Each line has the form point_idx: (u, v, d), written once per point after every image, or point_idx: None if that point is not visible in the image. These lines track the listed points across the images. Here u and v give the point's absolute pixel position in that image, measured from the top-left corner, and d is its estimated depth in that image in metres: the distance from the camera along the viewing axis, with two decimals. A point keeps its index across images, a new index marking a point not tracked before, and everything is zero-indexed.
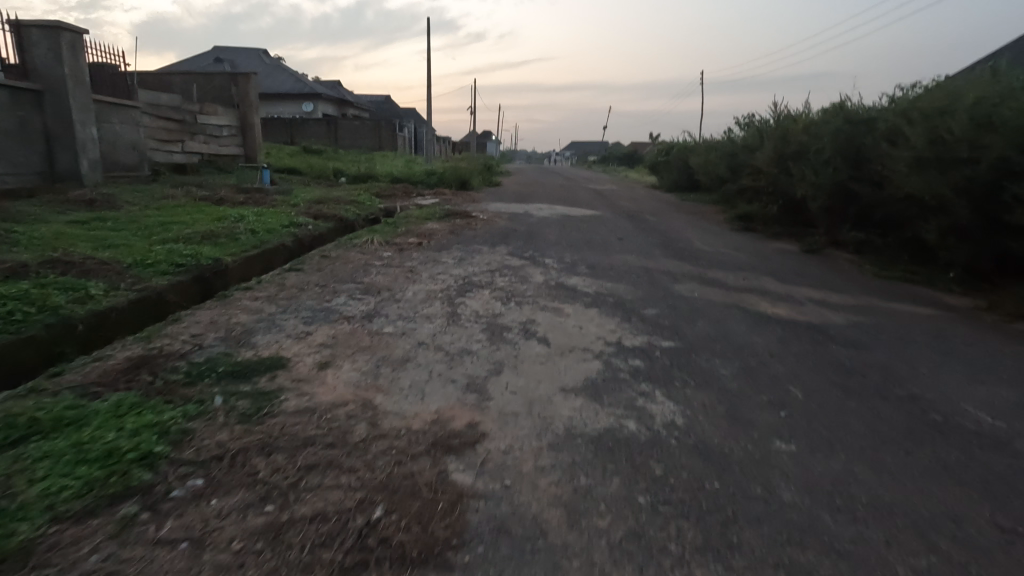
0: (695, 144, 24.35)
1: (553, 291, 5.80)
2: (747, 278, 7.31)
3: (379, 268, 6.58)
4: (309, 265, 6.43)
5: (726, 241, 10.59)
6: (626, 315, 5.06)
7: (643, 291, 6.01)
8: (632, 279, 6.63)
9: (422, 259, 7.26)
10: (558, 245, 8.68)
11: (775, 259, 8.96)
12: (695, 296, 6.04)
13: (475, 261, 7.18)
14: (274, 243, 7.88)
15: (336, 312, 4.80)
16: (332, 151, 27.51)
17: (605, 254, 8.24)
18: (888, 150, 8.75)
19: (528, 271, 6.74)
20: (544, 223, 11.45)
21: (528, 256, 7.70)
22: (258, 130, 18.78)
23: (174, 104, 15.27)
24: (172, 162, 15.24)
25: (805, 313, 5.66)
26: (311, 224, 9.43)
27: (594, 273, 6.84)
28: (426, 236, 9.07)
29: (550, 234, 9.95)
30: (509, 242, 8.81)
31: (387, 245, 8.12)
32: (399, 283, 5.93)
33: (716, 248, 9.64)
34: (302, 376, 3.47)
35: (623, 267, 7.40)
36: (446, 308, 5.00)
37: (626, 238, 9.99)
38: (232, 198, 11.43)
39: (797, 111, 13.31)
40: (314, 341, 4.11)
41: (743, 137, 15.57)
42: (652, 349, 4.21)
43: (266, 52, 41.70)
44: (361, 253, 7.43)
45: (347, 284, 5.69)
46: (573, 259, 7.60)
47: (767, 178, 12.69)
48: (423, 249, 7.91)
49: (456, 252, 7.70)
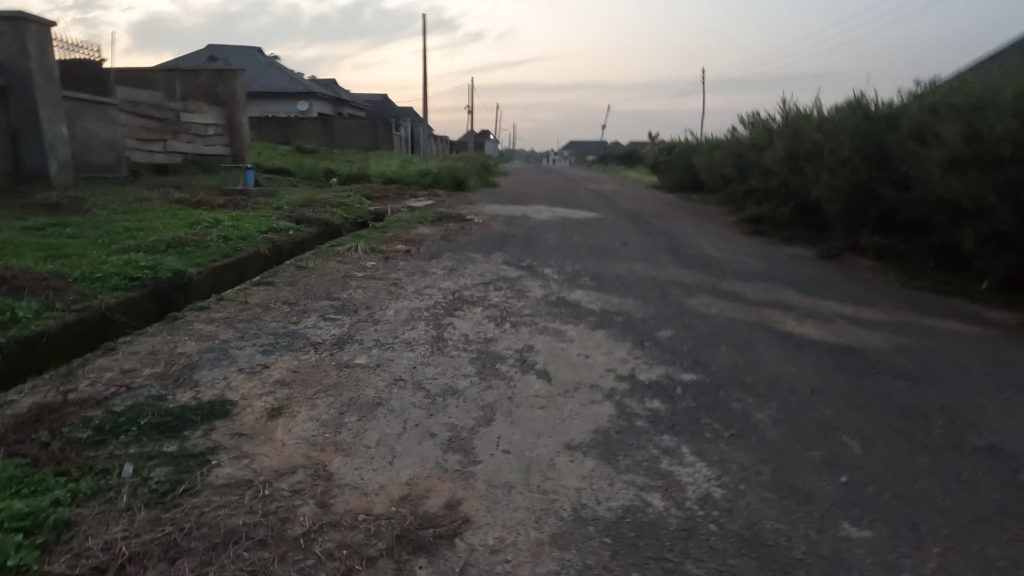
0: (697, 143, 23.72)
1: (554, 308, 5.15)
2: (766, 289, 6.66)
3: (361, 281, 5.93)
4: (281, 278, 5.77)
5: (737, 247, 9.94)
6: (638, 338, 4.40)
7: (654, 308, 5.36)
8: (642, 293, 5.96)
9: (409, 269, 6.61)
10: (558, 252, 8.04)
11: (792, 267, 8.31)
12: (714, 313, 5.38)
13: (467, 271, 6.52)
14: (248, 251, 7.22)
15: (302, 338, 4.14)
16: (324, 150, 26.80)
17: (609, 262, 7.60)
18: (915, 149, 8.12)
19: (525, 283, 6.10)
20: (542, 227, 10.80)
21: (525, 265, 7.05)
22: (245, 129, 18.08)
23: (155, 101, 14.58)
24: (152, 162, 14.56)
25: (839, 334, 5.01)
26: (291, 230, 8.77)
27: (598, 285, 6.19)
28: (415, 242, 8.42)
29: (549, 239, 9.31)
30: (504, 248, 8.16)
31: (372, 253, 7.46)
32: (380, 299, 5.26)
33: (727, 255, 8.99)
34: (244, 429, 2.81)
35: (630, 277, 6.75)
36: (430, 332, 4.34)
37: (631, 244, 9.32)
38: (211, 201, 10.77)
39: (808, 109, 12.66)
40: (269, 377, 3.44)
41: (750, 137, 14.95)
42: (673, 385, 3.55)
43: (260, 51, 40.99)
44: (342, 263, 6.78)
45: (321, 302, 5.03)
46: (574, 269, 6.95)
47: (778, 179, 12.04)
48: (411, 257, 7.26)
49: (447, 261, 7.05)
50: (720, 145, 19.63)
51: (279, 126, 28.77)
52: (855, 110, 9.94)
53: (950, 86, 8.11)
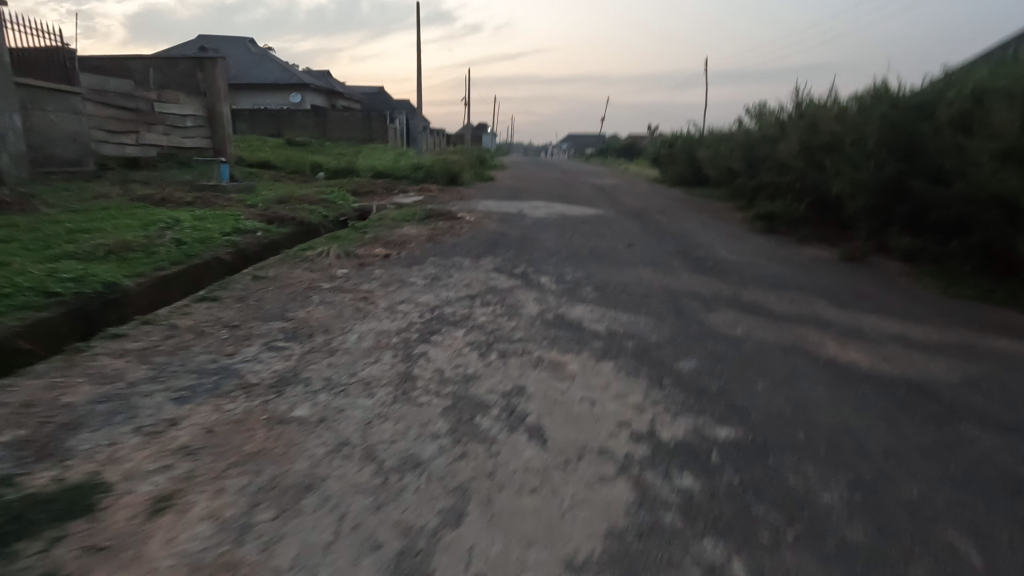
0: (701, 135, 22.83)
1: (552, 329, 4.30)
2: (795, 301, 5.82)
3: (325, 295, 5.07)
4: (231, 292, 4.91)
5: (752, 248, 9.10)
6: (656, 373, 3.56)
7: (669, 328, 4.52)
8: (654, 308, 5.11)
9: (385, 279, 5.75)
10: (556, 256, 7.19)
11: (817, 272, 7.47)
12: (741, 335, 4.55)
13: (453, 282, 5.66)
14: (204, 257, 6.36)
15: (233, 377, 3.28)
16: (315, 143, 25.85)
17: (613, 267, 6.77)
18: (955, 140, 7.27)
19: (518, 296, 5.24)
20: (539, 226, 9.95)
21: (518, 272, 6.22)
22: (227, 121, 17.13)
23: (126, 90, 13.65)
24: (123, 156, 13.65)
25: (894, 360, 4.18)
26: (260, 231, 7.88)
27: (602, 298, 5.35)
28: (397, 244, 7.56)
29: (546, 240, 8.46)
30: (496, 251, 7.32)
31: (345, 259, 6.60)
32: (344, 319, 4.41)
33: (743, 258, 8.14)
34: (106, 541, 1.97)
35: (638, 287, 5.89)
36: (397, 367, 3.50)
37: (637, 246, 8.47)
38: (179, 198, 9.88)
39: (826, 98, 11.77)
40: (174, 439, 2.61)
41: (760, 128, 14.05)
42: (706, 448, 2.70)
43: (252, 42, 39.91)
44: (309, 271, 5.91)
45: (271, 325, 4.17)
46: (575, 277, 6.09)
47: (793, 174, 11.17)
48: (389, 263, 6.41)
49: (430, 268, 6.20)
50: (727, 138, 18.72)
51: (270, 118, 27.77)
52: (881, 98, 9.07)
53: (996, 70, 7.27)
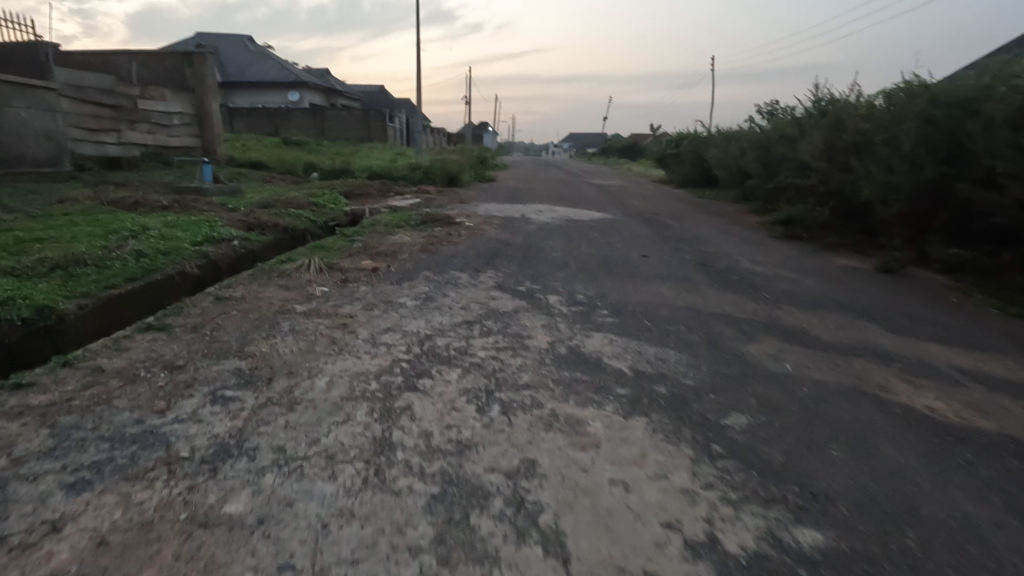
0: (709, 135, 22.11)
1: (566, 370, 3.54)
2: (841, 325, 5.06)
3: (297, 321, 4.32)
4: (186, 318, 4.17)
5: (777, 257, 8.33)
6: (702, 438, 2.81)
7: (705, 367, 3.76)
8: (684, 337, 4.35)
9: (371, 299, 4.99)
10: (565, 269, 6.44)
11: (855, 286, 6.72)
12: (792, 374, 3.79)
13: (448, 303, 4.91)
14: (168, 271, 5.63)
15: (158, 446, 2.54)
16: (311, 141, 25.09)
17: (629, 283, 6.03)
18: (1011, 140, 6.52)
19: (524, 322, 4.48)
20: (544, 232, 9.22)
21: (523, 290, 5.47)
22: (217, 119, 16.37)
23: (106, 86, 12.90)
24: (103, 155, 12.90)
25: (986, 411, 3.42)
26: (237, 240, 7.14)
27: (621, 323, 4.61)
28: (388, 255, 6.81)
29: (552, 249, 7.72)
30: (498, 263, 6.58)
31: (328, 273, 5.86)
32: (315, 356, 3.65)
33: (769, 270, 7.39)
34: None
35: (660, 309, 5.13)
36: (374, 429, 2.74)
37: (652, 256, 7.71)
38: (155, 201, 9.13)
39: (850, 96, 11.00)
40: (49, 561, 1.87)
41: (776, 127, 13.28)
42: (790, 568, 1.96)
43: (251, 39, 39.13)
44: (283, 289, 5.16)
45: (222, 366, 3.41)
46: (588, 296, 5.35)
47: (816, 177, 10.40)
48: (377, 279, 5.67)
49: (423, 286, 5.46)
50: (738, 137, 17.95)
51: (266, 116, 27.00)
52: (917, 95, 8.31)
53: None
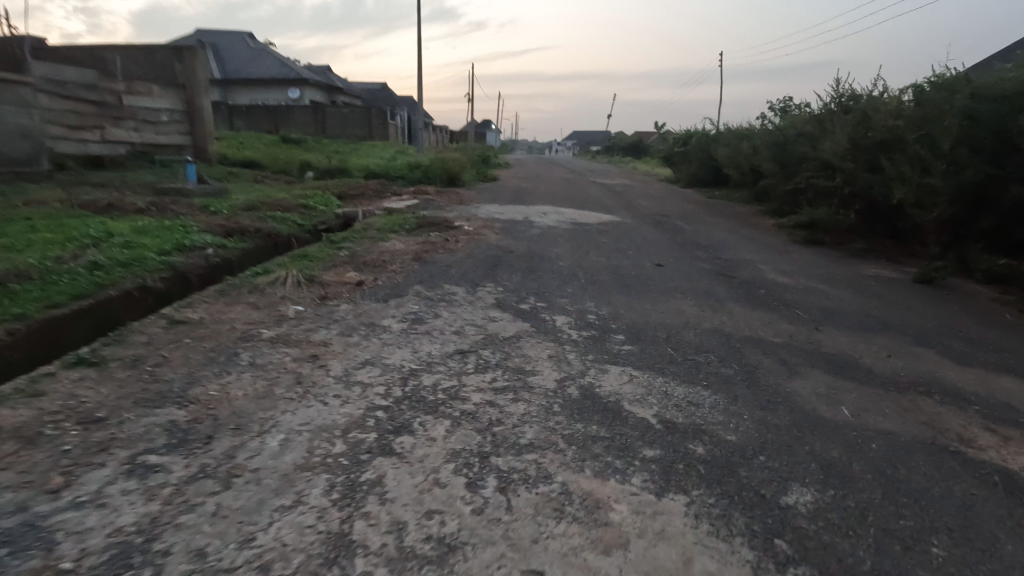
0: (719, 133, 21.38)
1: (580, 422, 2.88)
2: (894, 353, 4.38)
3: (260, 352, 3.66)
4: (127, 350, 3.52)
5: (803, 266, 7.64)
6: (761, 529, 2.15)
7: (749, 415, 3.09)
8: (717, 372, 3.68)
9: (351, 321, 4.34)
10: (572, 283, 5.78)
11: (896, 300, 6.04)
12: (853, 423, 3.13)
13: (439, 327, 4.24)
14: (126, 286, 4.99)
15: (36, 550, 1.91)
16: (309, 139, 24.44)
17: (646, 299, 5.36)
18: None
19: (527, 352, 3.81)
20: (549, 237, 8.55)
21: (526, 309, 4.81)
22: (208, 116, 15.73)
23: (88, 81, 12.28)
24: (85, 153, 12.29)
25: None
26: (211, 247, 6.50)
27: (641, 352, 3.95)
28: (377, 265, 6.16)
29: (559, 257, 7.06)
30: (499, 276, 5.93)
31: (307, 288, 5.21)
32: (271, 401, 2.99)
33: (798, 282, 6.71)
34: None
35: (683, 332, 4.46)
36: (329, 519, 2.09)
37: (667, 266, 7.04)
38: (131, 203, 8.50)
39: (876, 92, 10.29)
40: None
41: (793, 124, 12.56)
42: None
43: (251, 35, 38.47)
44: (251, 310, 4.51)
45: (154, 417, 2.76)
46: (600, 316, 4.69)
47: (840, 178, 9.70)
48: (361, 296, 5.02)
49: (413, 304, 4.81)
50: (750, 136, 17.22)
51: (264, 113, 26.39)
52: (956, 89, 7.62)
53: None
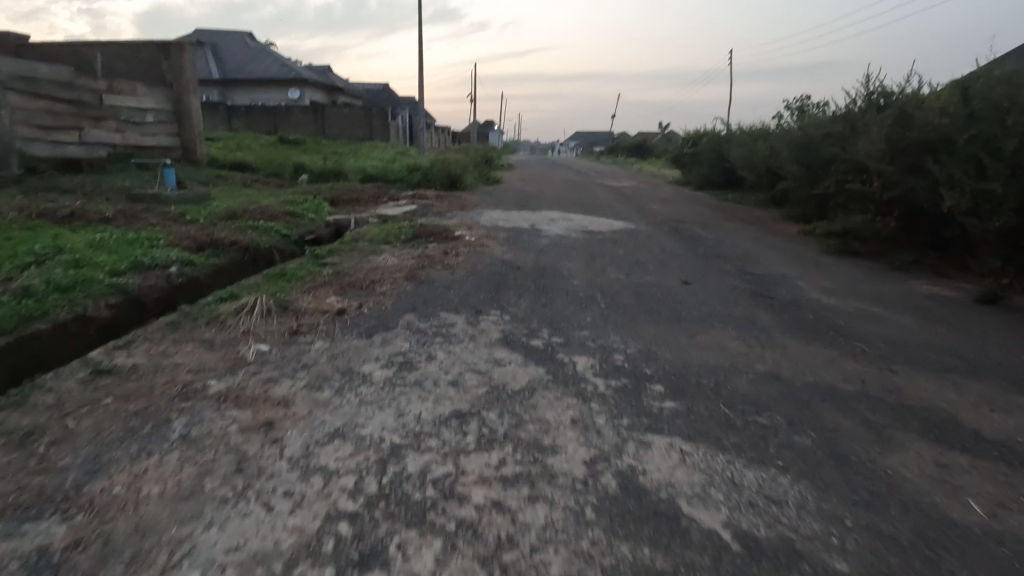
0: (733, 133, 20.54)
1: (624, 543, 2.05)
2: (997, 406, 3.53)
3: (198, 418, 2.84)
4: (21, 420, 2.70)
5: (845, 283, 6.80)
6: None
7: (854, 522, 2.26)
8: (791, 444, 2.84)
9: (323, 366, 3.50)
10: (591, 309, 4.94)
11: (968, 328, 5.19)
12: (995, 532, 2.29)
13: (431, 376, 3.41)
14: (58, 316, 4.18)
15: None
16: (307, 140, 23.67)
17: (679, 329, 4.55)
18: None
19: (544, 414, 2.98)
20: (559, 248, 7.75)
21: (539, 346, 3.99)
22: (197, 116, 14.93)
23: (64, 78, 11.48)
24: (61, 156, 11.53)
25: None
26: (175, 265, 5.68)
27: (688, 411, 3.12)
28: (364, 285, 5.35)
29: (572, 274, 6.25)
30: (506, 299, 5.11)
31: (279, 318, 4.40)
32: (193, 505, 2.17)
33: (845, 303, 5.88)
34: None
35: (734, 379, 3.62)
36: None
37: (695, 284, 6.20)
38: (97, 211, 7.72)
39: (913, 88, 9.44)
40: None
41: (818, 123, 11.71)
42: None
43: (250, 35, 37.71)
44: (203, 351, 3.69)
45: (18, 543, 1.96)
46: (630, 356, 3.87)
47: (877, 182, 8.84)
48: (341, 328, 4.21)
49: (402, 340, 3.99)
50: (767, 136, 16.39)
51: (262, 113, 25.63)
52: None
53: None
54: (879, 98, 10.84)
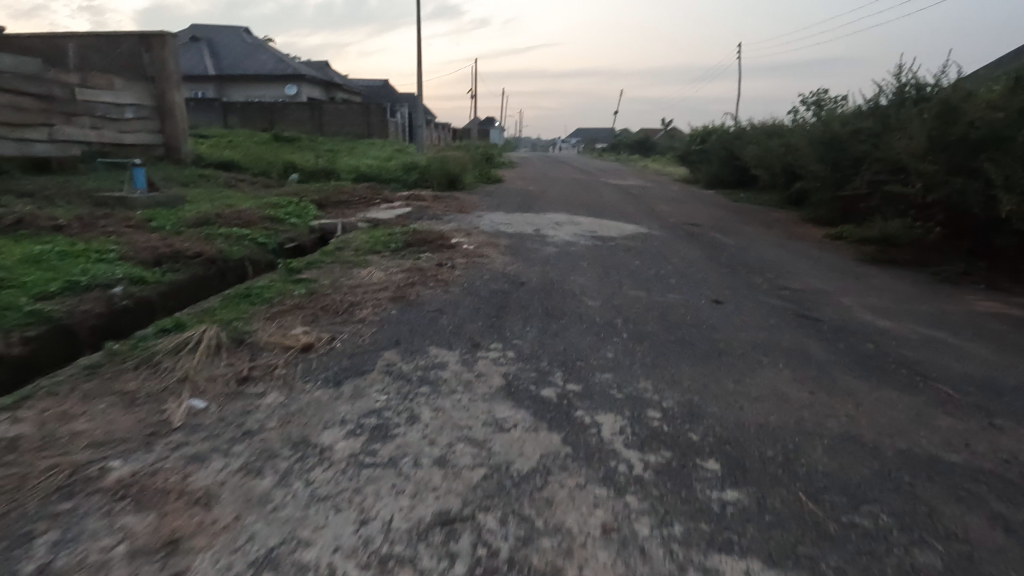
0: (745, 129, 19.63)
1: None
2: None
3: (74, 533, 2.02)
4: None
5: (896, 300, 5.97)
6: None
7: None
8: (914, 569, 2.02)
9: (270, 435, 2.67)
10: (612, 340, 4.11)
11: None
12: None
13: (412, 451, 2.58)
14: None
15: None
16: (303, 137, 22.80)
17: (721, 369, 3.71)
18: None
19: (563, 519, 2.15)
20: (568, 259, 6.91)
21: (553, 399, 3.15)
22: (181, 112, 14.09)
23: (31, 71, 10.64)
24: (28, 155, 10.70)
25: None
26: (121, 284, 4.84)
27: (761, 508, 2.28)
28: (340, 310, 4.50)
29: (585, 292, 5.41)
30: (509, 328, 4.27)
31: (230, 357, 3.56)
32: None
33: (905, 327, 5.04)
34: None
35: (807, 449, 2.78)
36: None
37: (728, 304, 5.36)
38: (50, 217, 6.89)
39: (954, 79, 8.56)
40: None
41: (844, 119, 10.83)
42: None
43: (248, 30, 36.77)
44: (118, 410, 2.86)
45: None
46: (668, 414, 3.02)
47: (918, 183, 8.00)
48: (303, 373, 3.36)
49: (379, 391, 3.15)
50: (784, 132, 15.52)
51: (256, 110, 24.75)
52: None
53: None
54: (911, 91, 9.97)
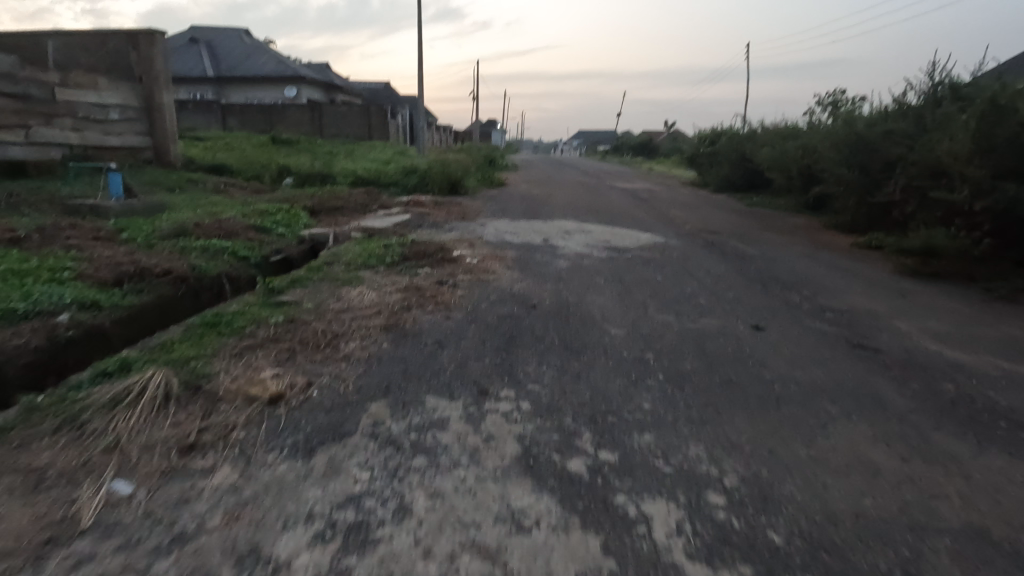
0: (758, 131, 18.92)
1: None
2: None
3: None
4: None
5: (957, 323, 5.26)
6: None
7: None
8: None
9: (208, 542, 1.99)
10: (646, 384, 3.41)
11: None
12: None
13: (399, 568, 1.89)
14: None
15: None
16: (300, 140, 22.15)
17: (786, 425, 3.01)
18: None
19: None
20: (583, 274, 6.21)
21: (583, 475, 2.45)
22: (171, 114, 13.42)
23: (5, 70, 9.97)
24: (3, 159, 10.04)
25: None
26: (67, 311, 4.15)
27: None
28: (321, 342, 3.80)
29: (606, 317, 4.71)
30: (521, 366, 3.57)
31: (178, 411, 2.86)
32: None
33: (979, 359, 4.35)
34: None
35: (927, 558, 2.09)
36: None
37: (770, 330, 4.66)
38: (9, 228, 6.24)
39: (999, 76, 7.85)
40: None
41: (872, 119, 10.13)
42: None
43: (247, 31, 36.11)
44: (13, 501, 2.17)
45: None
46: (734, 499, 2.33)
47: (963, 190, 7.31)
48: (264, 436, 2.66)
49: (360, 464, 2.46)
50: (801, 135, 14.83)
51: (253, 111, 24.10)
52: None
53: None
54: (945, 90, 9.27)
